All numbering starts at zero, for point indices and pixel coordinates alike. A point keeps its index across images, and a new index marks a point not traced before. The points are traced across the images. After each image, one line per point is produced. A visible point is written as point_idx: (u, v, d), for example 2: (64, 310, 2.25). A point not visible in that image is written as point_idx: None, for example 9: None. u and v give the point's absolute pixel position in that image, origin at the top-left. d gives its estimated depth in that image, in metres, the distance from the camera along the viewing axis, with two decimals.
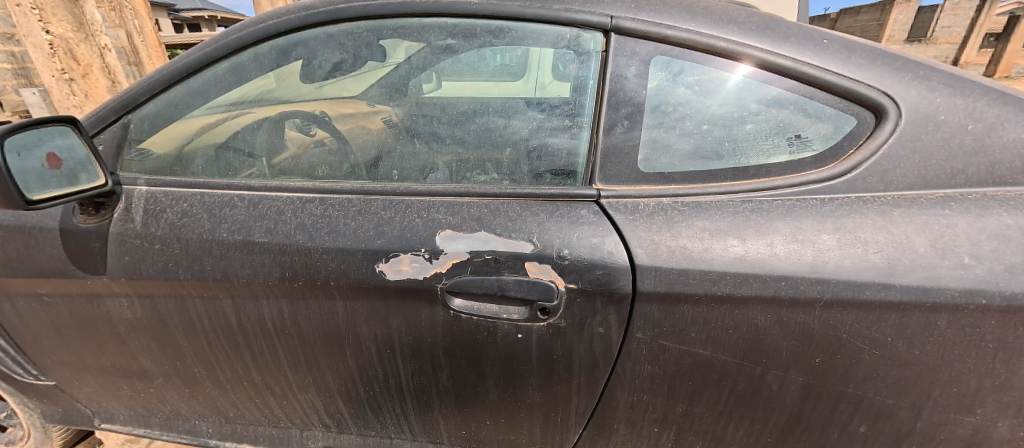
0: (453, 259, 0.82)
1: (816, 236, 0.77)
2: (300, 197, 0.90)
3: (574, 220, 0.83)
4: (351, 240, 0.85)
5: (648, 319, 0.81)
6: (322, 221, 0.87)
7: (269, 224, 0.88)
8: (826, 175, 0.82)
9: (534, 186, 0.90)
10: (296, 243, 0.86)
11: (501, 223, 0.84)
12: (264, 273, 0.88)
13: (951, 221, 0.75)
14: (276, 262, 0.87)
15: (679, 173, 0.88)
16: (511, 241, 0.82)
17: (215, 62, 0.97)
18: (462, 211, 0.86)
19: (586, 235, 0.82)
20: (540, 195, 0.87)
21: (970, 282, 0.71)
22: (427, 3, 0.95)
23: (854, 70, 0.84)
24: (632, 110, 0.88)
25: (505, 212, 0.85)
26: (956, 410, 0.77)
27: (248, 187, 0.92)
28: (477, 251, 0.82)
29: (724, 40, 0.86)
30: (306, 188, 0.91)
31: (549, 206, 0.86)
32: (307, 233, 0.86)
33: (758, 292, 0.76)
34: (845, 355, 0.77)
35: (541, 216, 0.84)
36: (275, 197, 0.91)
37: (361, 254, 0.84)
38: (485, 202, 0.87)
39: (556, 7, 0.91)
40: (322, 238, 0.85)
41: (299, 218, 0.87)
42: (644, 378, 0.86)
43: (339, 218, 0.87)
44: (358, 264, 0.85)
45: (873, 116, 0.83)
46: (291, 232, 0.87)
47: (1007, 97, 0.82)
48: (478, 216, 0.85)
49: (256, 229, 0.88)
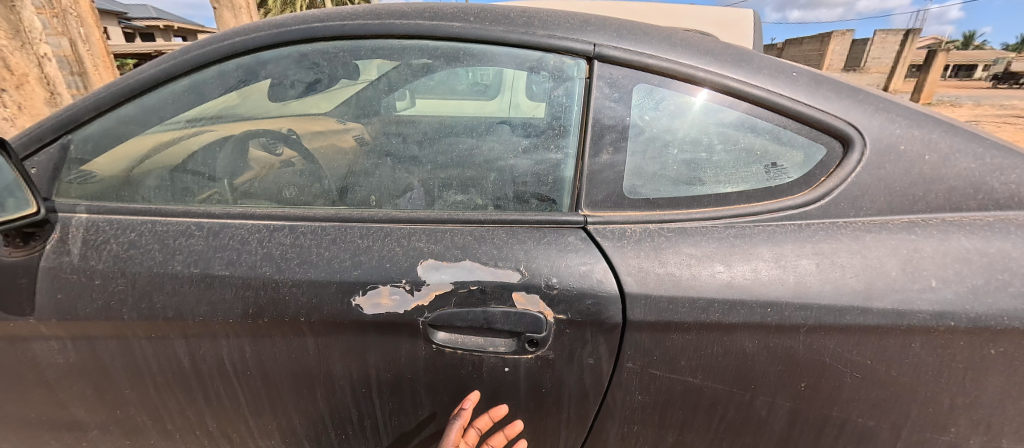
0: (436, 290, 0.78)
1: (796, 260, 0.78)
2: (268, 225, 0.84)
3: (562, 247, 0.81)
4: (325, 272, 0.78)
5: (638, 348, 0.79)
6: (293, 251, 0.80)
7: (230, 255, 0.80)
8: (802, 201, 0.85)
9: (520, 211, 0.88)
10: (262, 275, 0.79)
11: (487, 251, 0.80)
12: (223, 310, 0.79)
13: (918, 245, 0.79)
14: (238, 297, 0.79)
15: (664, 198, 0.88)
16: (497, 270, 0.79)
17: (173, 79, 0.90)
18: (445, 239, 0.82)
19: (575, 263, 0.80)
20: (526, 221, 0.85)
21: (939, 304, 0.74)
22: (408, 25, 0.92)
23: (822, 102, 0.89)
24: (616, 137, 0.88)
25: (491, 240, 0.82)
26: (932, 429, 0.79)
27: (209, 215, 0.85)
28: (461, 281, 0.78)
29: (703, 71, 0.88)
30: (275, 215, 0.85)
31: (536, 232, 0.83)
32: (274, 264, 0.79)
33: (745, 319, 0.76)
34: (829, 379, 0.78)
35: (528, 244, 0.81)
36: (238, 225, 0.84)
37: (335, 286, 0.78)
38: (469, 229, 0.84)
39: (539, 33, 0.91)
40: (292, 270, 0.79)
41: (266, 248, 0.80)
42: (634, 409, 0.84)
43: (311, 248, 0.80)
44: (332, 297, 0.78)
45: (841, 145, 0.87)
46: (256, 263, 0.79)
47: (955, 129, 0.89)
48: (462, 244, 0.81)
49: (216, 260, 0.80)
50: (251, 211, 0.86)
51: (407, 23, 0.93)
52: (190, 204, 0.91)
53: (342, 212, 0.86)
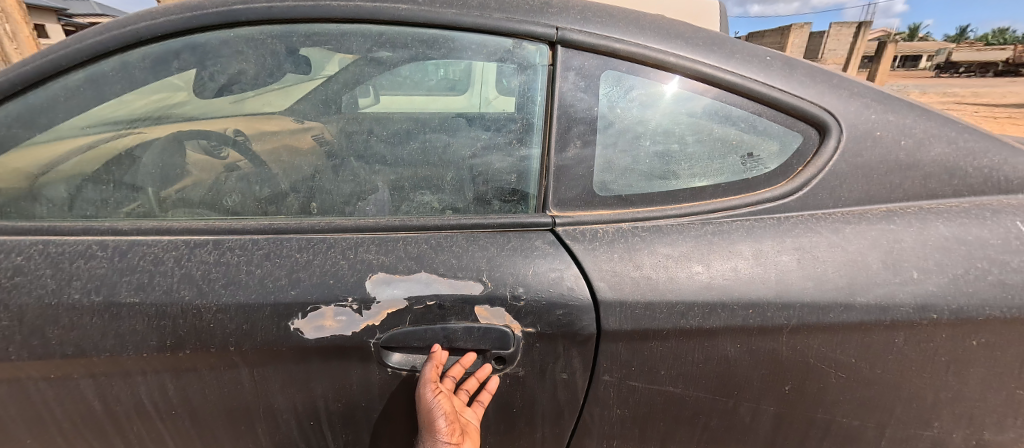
0: (388, 309, 0.69)
1: (776, 257, 0.74)
2: (187, 242, 0.73)
3: (528, 252, 0.73)
4: (256, 293, 0.68)
5: (615, 360, 0.73)
6: (218, 270, 0.70)
7: (142, 278, 0.69)
8: (780, 193, 0.80)
9: (481, 215, 0.80)
10: (180, 301, 0.68)
11: (445, 261, 0.72)
12: (135, 342, 0.68)
13: (898, 235, 0.75)
14: (152, 328, 0.68)
15: (636, 194, 0.82)
16: (457, 282, 0.70)
17: (67, 72, 0.77)
18: (397, 249, 0.73)
19: (543, 270, 0.72)
20: (488, 225, 0.77)
21: (923, 297, 0.71)
22: (347, 7, 0.82)
23: (797, 87, 0.84)
24: (583, 129, 0.81)
25: (450, 247, 0.73)
26: (916, 425, 0.76)
27: (115, 231, 0.75)
28: (416, 297, 0.69)
29: (675, 56, 0.82)
30: (196, 229, 0.75)
31: (500, 237, 0.76)
32: (195, 287, 0.68)
33: (726, 322, 0.71)
34: (814, 380, 0.74)
35: (491, 250, 0.73)
36: (152, 243, 0.73)
37: (269, 309, 0.68)
38: (425, 237, 0.75)
39: (496, 16, 0.83)
40: (217, 292, 0.68)
41: (185, 269, 0.70)
42: (613, 423, 0.78)
43: (240, 266, 0.70)
44: (265, 323, 0.68)
45: (817, 133, 0.83)
46: (174, 287, 0.68)
47: (929, 113, 0.86)
48: (416, 253, 0.72)
49: (124, 284, 0.68)
50: (169, 226, 0.75)
51: (346, 4, 0.82)
52: (98, 220, 0.79)
53: (278, 223, 0.76)
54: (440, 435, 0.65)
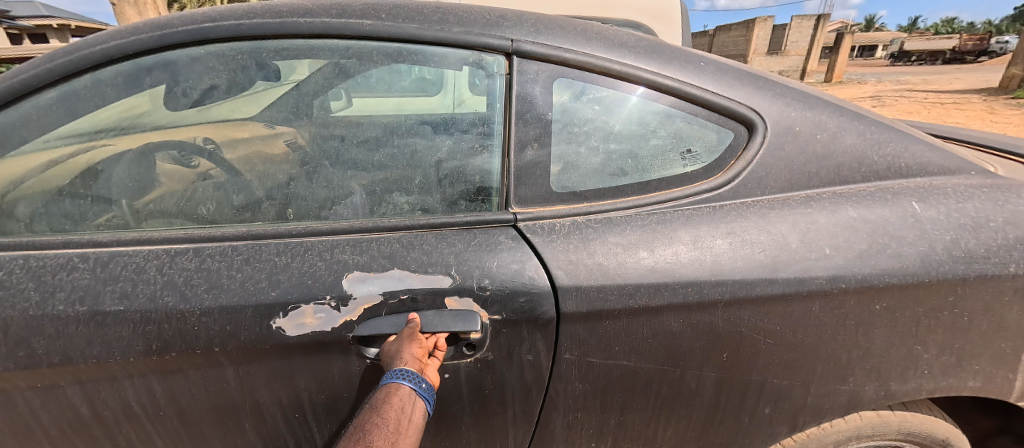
0: (365, 303, 0.75)
1: (712, 241, 0.84)
2: (169, 249, 0.78)
3: (492, 247, 0.81)
4: (239, 296, 0.73)
5: (574, 339, 0.81)
6: (200, 275, 0.74)
7: (125, 287, 0.73)
8: (715, 185, 0.90)
9: (448, 214, 0.88)
10: (165, 306, 0.72)
11: (416, 258, 0.79)
12: (122, 348, 0.73)
13: (814, 218, 0.86)
14: (138, 333, 0.73)
15: (590, 190, 0.90)
16: (429, 276, 0.77)
17: (40, 91, 0.80)
18: (371, 249, 0.79)
19: (506, 263, 0.80)
20: (455, 223, 0.85)
21: (834, 270, 0.82)
22: (315, 24, 0.87)
23: (727, 89, 0.94)
24: (539, 132, 0.89)
25: (420, 246, 0.80)
26: (835, 381, 0.88)
27: (95, 243, 0.78)
28: (391, 292, 0.76)
29: (619, 64, 0.91)
30: (176, 238, 0.79)
31: (466, 234, 0.83)
32: (179, 293, 0.73)
33: (670, 300, 0.81)
34: (747, 347, 0.84)
35: (458, 246, 0.80)
36: (132, 253, 0.77)
37: (252, 310, 0.73)
38: (397, 237, 0.82)
39: (456, 30, 0.90)
40: (200, 297, 0.73)
41: (167, 276, 0.74)
42: (576, 397, 0.87)
43: (221, 270, 0.75)
44: (248, 322, 0.74)
45: (746, 129, 0.93)
46: (158, 294, 0.73)
47: (841, 109, 0.99)
48: (389, 252, 0.79)
49: (107, 293, 0.73)
50: (150, 235, 0.79)
51: (314, 22, 0.88)
52: (82, 235, 0.81)
53: (257, 230, 0.81)
54: (408, 350, 0.70)
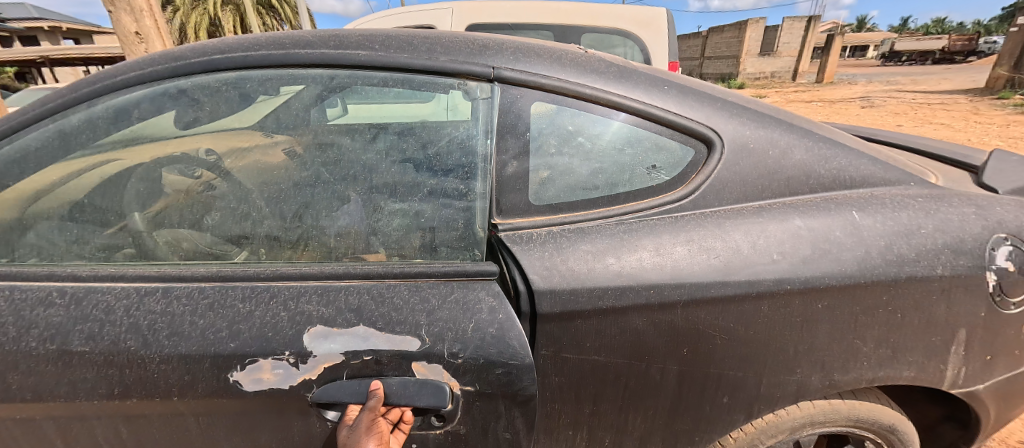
0: (326, 361, 0.84)
1: (672, 248, 0.94)
2: (139, 289, 0.89)
3: (470, 305, 0.89)
4: (198, 344, 0.84)
5: (549, 337, 0.91)
6: (163, 320, 0.86)
7: (92, 328, 0.85)
8: (677, 196, 1.00)
9: (429, 262, 0.95)
10: (127, 350, 0.84)
11: (385, 314, 0.87)
12: (87, 390, 0.85)
13: (764, 226, 0.97)
14: (101, 376, 0.85)
15: (564, 203, 1.00)
16: (394, 337, 0.85)
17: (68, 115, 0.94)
18: (338, 301, 0.88)
19: (483, 323, 0.87)
20: (434, 274, 0.92)
21: (780, 273, 0.92)
22: (315, 54, 0.98)
23: (689, 110, 1.05)
24: (518, 151, 0.98)
25: (390, 300, 0.88)
26: (784, 372, 0.98)
27: (73, 278, 0.90)
28: (354, 350, 0.85)
29: (590, 88, 1.01)
30: (150, 278, 0.90)
31: (444, 287, 0.91)
32: (140, 338, 0.85)
33: (635, 301, 0.90)
34: (705, 342, 0.94)
35: (432, 302, 0.89)
36: (104, 290, 0.89)
37: (208, 360, 0.84)
38: (368, 286, 0.90)
39: (443, 59, 0.99)
40: (159, 343, 0.84)
41: (132, 318, 0.86)
42: (553, 389, 0.96)
43: (185, 314, 0.86)
44: (205, 372, 0.84)
45: (705, 147, 1.03)
46: (120, 337, 0.85)
47: (793, 127, 1.09)
48: (357, 305, 0.87)
49: (75, 333, 0.85)
50: (121, 273, 0.91)
51: (314, 52, 0.98)
52: (65, 265, 0.93)
53: (223, 272, 0.91)
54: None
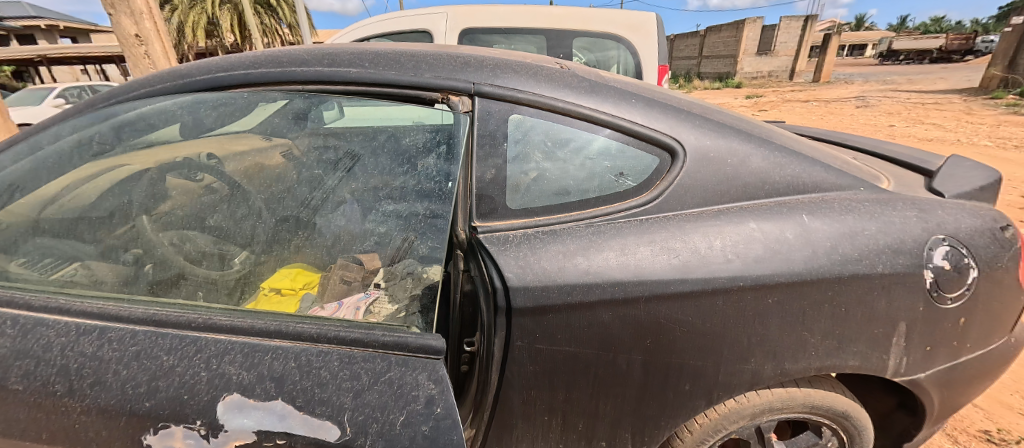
0: (236, 437, 0.81)
1: (636, 248, 1.03)
2: (78, 327, 0.90)
3: (406, 399, 0.84)
4: (117, 398, 0.84)
5: (524, 329, 1.00)
6: (89, 366, 0.86)
7: (26, 365, 0.87)
8: (643, 201, 1.09)
9: (366, 329, 0.91)
10: (54, 393, 0.85)
11: (309, 390, 0.84)
12: (18, 430, 0.85)
13: (721, 228, 1.06)
14: (30, 419, 0.85)
15: (539, 207, 1.09)
16: (314, 422, 0.82)
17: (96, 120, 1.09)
18: (262, 366, 0.85)
19: (415, 418, 0.82)
20: (370, 349, 0.88)
21: (733, 271, 1.02)
22: (311, 73, 1.06)
23: (655, 122, 1.14)
24: (497, 159, 1.07)
25: (319, 374, 0.85)
26: (740, 362, 1.07)
27: (23, 306, 0.92)
28: (267, 429, 0.81)
29: (563, 102, 1.10)
30: (88, 315, 0.91)
31: (382, 363, 0.87)
32: (66, 383, 0.85)
33: (601, 297, 1.00)
34: (666, 334, 1.04)
35: (364, 384, 0.85)
36: (50, 324, 0.90)
37: (124, 417, 0.83)
38: (302, 351, 0.87)
39: (427, 75, 1.08)
40: (82, 391, 0.84)
41: (64, 360, 0.86)
42: (528, 377, 1.05)
43: (110, 363, 0.86)
44: (119, 428, 0.83)
45: (669, 156, 1.12)
46: (49, 379, 0.85)
47: (752, 137, 1.18)
48: (280, 373, 0.85)
49: (13, 369, 0.87)
50: (68, 307, 0.92)
51: (309, 70, 1.07)
52: (23, 291, 0.95)
53: (158, 317, 0.90)
54: None
